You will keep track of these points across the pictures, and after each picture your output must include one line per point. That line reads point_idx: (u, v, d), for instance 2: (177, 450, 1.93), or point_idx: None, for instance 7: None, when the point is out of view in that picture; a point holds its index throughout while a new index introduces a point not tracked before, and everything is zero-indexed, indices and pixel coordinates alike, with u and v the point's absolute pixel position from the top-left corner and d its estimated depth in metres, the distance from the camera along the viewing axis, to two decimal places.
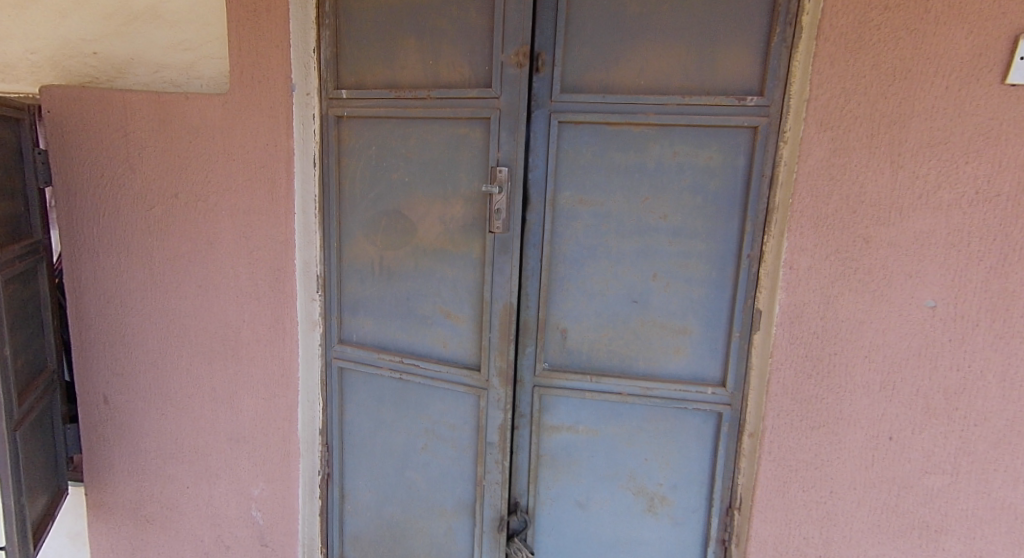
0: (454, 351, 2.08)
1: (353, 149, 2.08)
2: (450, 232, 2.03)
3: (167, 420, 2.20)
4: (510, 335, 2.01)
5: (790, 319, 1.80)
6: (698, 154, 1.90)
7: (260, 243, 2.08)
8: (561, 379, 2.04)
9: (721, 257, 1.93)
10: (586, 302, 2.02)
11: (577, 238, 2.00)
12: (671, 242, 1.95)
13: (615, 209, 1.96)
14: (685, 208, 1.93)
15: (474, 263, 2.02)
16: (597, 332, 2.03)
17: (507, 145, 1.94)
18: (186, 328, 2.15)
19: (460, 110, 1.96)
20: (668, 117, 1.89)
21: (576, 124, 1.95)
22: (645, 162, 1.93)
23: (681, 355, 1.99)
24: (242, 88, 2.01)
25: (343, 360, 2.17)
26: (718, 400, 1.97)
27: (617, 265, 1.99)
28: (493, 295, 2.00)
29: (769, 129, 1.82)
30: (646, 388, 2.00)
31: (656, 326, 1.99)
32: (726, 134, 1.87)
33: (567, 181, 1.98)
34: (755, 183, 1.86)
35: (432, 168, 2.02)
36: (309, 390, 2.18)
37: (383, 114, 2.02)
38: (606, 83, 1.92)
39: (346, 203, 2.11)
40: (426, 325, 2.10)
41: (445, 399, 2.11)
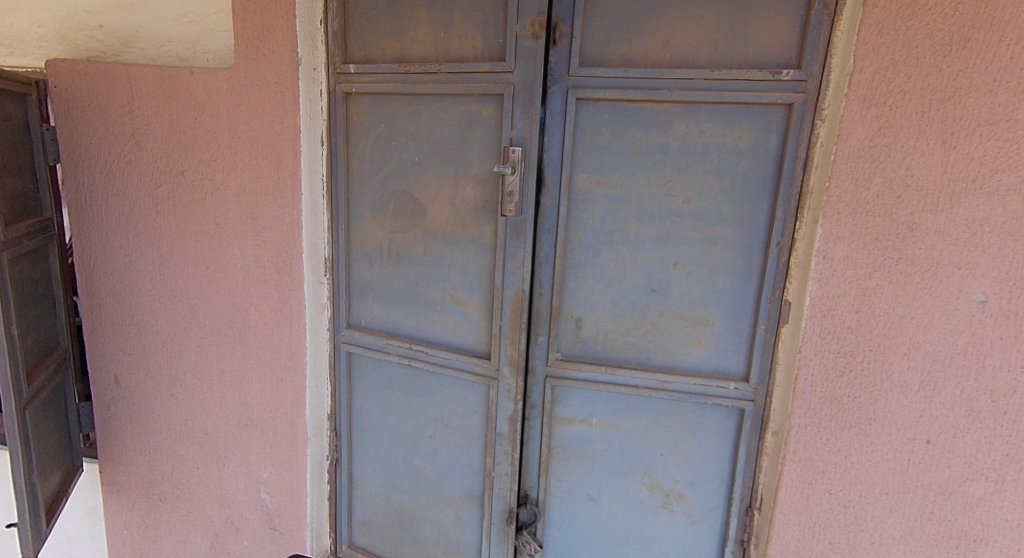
0: (463, 338, 2.00)
1: (362, 127, 2.00)
2: (461, 214, 1.94)
3: (176, 401, 2.18)
4: (522, 324, 1.91)
5: (822, 312, 1.66)
6: (725, 134, 1.77)
7: (266, 224, 2.03)
8: (575, 370, 1.96)
9: (748, 244, 1.81)
10: (602, 290, 1.92)
11: (594, 223, 1.89)
12: (694, 228, 1.83)
13: (635, 192, 1.85)
14: (710, 192, 1.81)
15: (485, 247, 1.93)
16: (613, 322, 1.93)
17: (521, 123, 1.83)
18: (194, 309, 2.12)
19: (472, 85, 1.85)
20: (694, 93, 1.76)
21: (596, 101, 1.82)
22: (669, 143, 1.81)
23: (702, 347, 1.88)
24: (247, 63, 1.94)
25: (352, 345, 2.13)
26: (741, 396, 1.86)
27: (636, 253, 1.88)
28: (505, 282, 1.91)
29: (805, 106, 1.69)
30: (663, 381, 1.91)
31: (676, 316, 1.89)
32: (758, 112, 1.74)
33: (584, 162, 1.87)
34: (788, 165, 1.73)
35: (442, 147, 1.93)
36: (317, 375, 2.15)
37: (392, 90, 1.93)
38: (628, 56, 1.79)
39: (354, 184, 2.04)
40: (436, 312, 2.02)
41: (454, 388, 2.04)
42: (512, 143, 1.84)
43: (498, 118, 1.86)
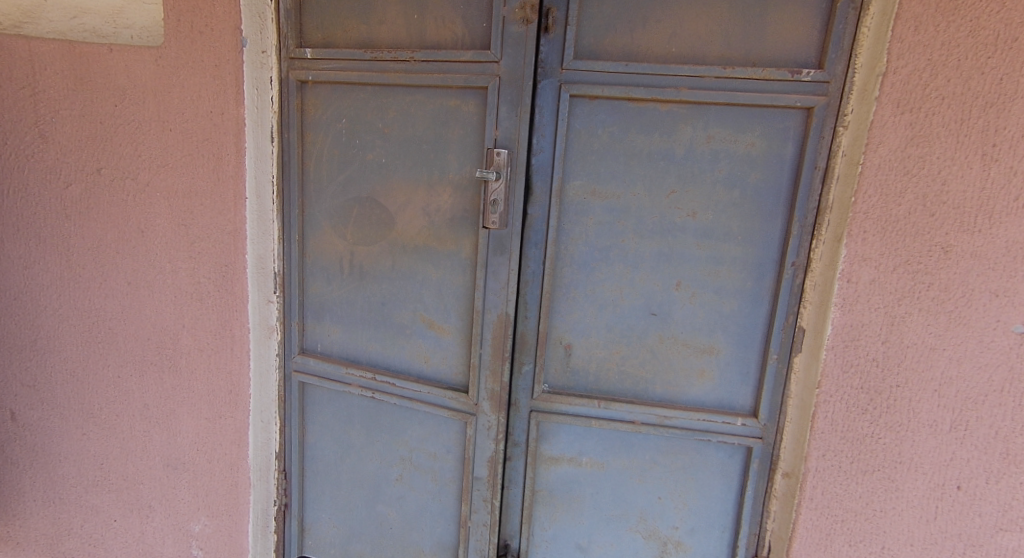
0: (436, 368, 1.75)
1: (320, 122, 1.72)
2: (435, 225, 1.69)
3: (88, 442, 1.83)
4: (504, 352, 1.68)
5: (844, 343, 1.49)
6: (736, 140, 1.58)
7: (202, 234, 1.72)
8: (563, 404, 1.73)
9: (760, 264, 1.61)
10: (595, 313, 1.70)
11: (587, 237, 1.67)
12: (699, 245, 1.63)
13: (635, 203, 1.64)
14: (718, 204, 1.61)
15: (464, 264, 1.68)
16: (607, 349, 1.71)
17: (507, 122, 1.59)
18: (112, 333, 1.78)
19: (450, 76, 1.60)
20: (704, 93, 1.56)
21: (592, 99, 1.60)
22: (672, 148, 1.61)
23: (706, 379, 1.68)
24: (181, 42, 1.64)
25: (305, 374, 1.85)
26: (749, 433, 1.66)
27: (634, 271, 1.67)
28: (486, 304, 1.67)
29: (826, 111, 1.50)
30: (663, 417, 1.69)
31: (678, 344, 1.68)
32: (773, 117, 1.55)
33: (577, 168, 1.64)
34: (806, 176, 1.54)
35: (413, 147, 1.67)
36: (263, 409, 1.86)
37: (356, 80, 1.66)
38: (630, 49, 1.58)
39: (310, 188, 1.76)
40: (405, 336, 1.77)
41: (425, 424, 1.78)
42: (496, 144, 1.60)
43: (481, 115, 1.61)
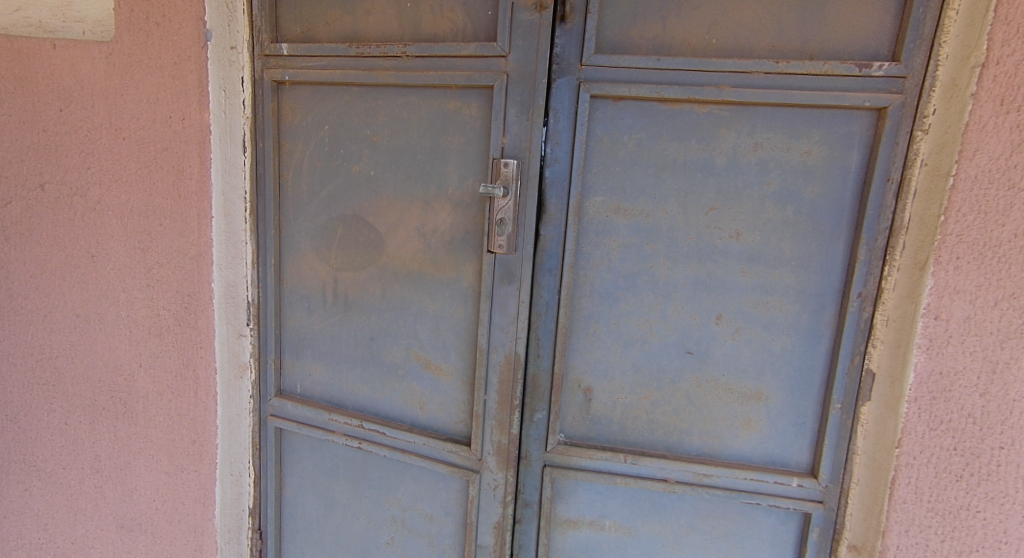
0: (433, 416, 1.49)
1: (299, 130, 1.49)
2: (431, 249, 1.44)
3: (33, 499, 1.55)
4: (513, 398, 1.42)
5: (931, 395, 1.24)
6: (790, 148, 1.33)
7: (161, 259, 1.49)
8: (582, 459, 1.46)
9: (817, 295, 1.36)
10: (620, 352, 1.45)
11: (610, 262, 1.42)
12: (744, 271, 1.38)
13: (666, 222, 1.39)
14: (767, 224, 1.36)
15: (465, 294, 1.43)
16: (634, 394, 1.46)
17: (517, 127, 1.34)
18: (60, 373, 1.52)
19: (449, 74, 1.36)
20: (752, 92, 1.30)
21: (617, 100, 1.36)
22: (713, 157, 1.36)
23: (752, 431, 1.43)
24: (135, 35, 1.41)
25: (282, 419, 1.60)
26: (806, 496, 1.39)
27: (666, 302, 1.42)
28: (491, 342, 1.41)
29: (901, 112, 1.25)
30: (702, 475, 1.43)
31: (719, 389, 1.43)
32: (834, 120, 1.30)
33: (599, 182, 1.39)
34: (875, 190, 1.28)
35: (406, 157, 1.43)
36: (233, 461, 1.61)
37: (340, 79, 1.42)
38: (662, 41, 1.34)
39: (288, 204, 1.52)
40: (396, 378, 1.51)
41: (419, 480, 1.52)
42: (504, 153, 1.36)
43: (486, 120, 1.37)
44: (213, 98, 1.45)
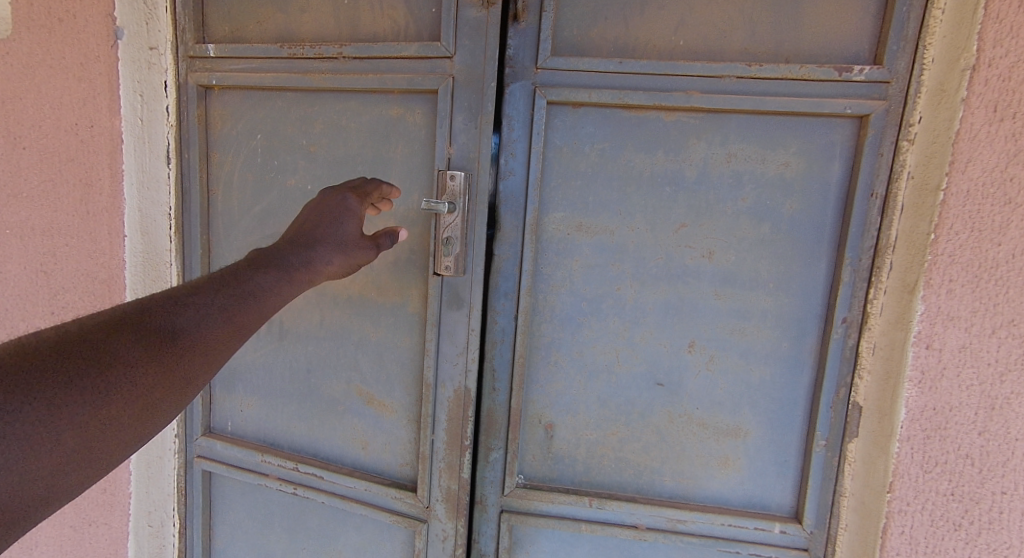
0: (376, 457, 1.34)
1: (230, 139, 1.33)
2: (374, 271, 1.30)
3: None
4: (464, 437, 1.27)
5: (925, 434, 1.14)
6: (765, 160, 1.22)
7: (66, 283, 1.36)
8: (544, 503, 1.31)
9: (798, 320, 1.24)
10: (584, 384, 1.31)
11: (571, 284, 1.28)
12: (717, 294, 1.26)
13: (633, 240, 1.26)
14: (742, 242, 1.24)
15: (412, 321, 1.29)
16: (600, 431, 1.32)
17: (465, 136, 1.21)
18: None
19: (391, 77, 1.22)
20: (723, 98, 1.19)
21: (576, 107, 1.23)
22: (683, 169, 1.24)
23: (730, 471, 1.29)
24: (36, 33, 1.30)
25: (210, 461, 1.43)
26: (790, 543, 1.27)
27: (634, 328, 1.28)
28: (439, 375, 1.27)
29: (885, 120, 1.14)
30: (676, 521, 1.29)
31: (693, 424, 1.29)
32: (812, 129, 1.20)
33: (558, 197, 1.27)
34: (859, 206, 1.17)
35: (345, 169, 1.28)
36: (151, 510, 1.45)
37: (271, 83, 1.28)
38: (624, 42, 1.22)
39: (218, 222, 1.36)
40: (337, 415, 1.36)
41: (362, 530, 1.36)
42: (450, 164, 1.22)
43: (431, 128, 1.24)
44: (127, 104, 1.30)
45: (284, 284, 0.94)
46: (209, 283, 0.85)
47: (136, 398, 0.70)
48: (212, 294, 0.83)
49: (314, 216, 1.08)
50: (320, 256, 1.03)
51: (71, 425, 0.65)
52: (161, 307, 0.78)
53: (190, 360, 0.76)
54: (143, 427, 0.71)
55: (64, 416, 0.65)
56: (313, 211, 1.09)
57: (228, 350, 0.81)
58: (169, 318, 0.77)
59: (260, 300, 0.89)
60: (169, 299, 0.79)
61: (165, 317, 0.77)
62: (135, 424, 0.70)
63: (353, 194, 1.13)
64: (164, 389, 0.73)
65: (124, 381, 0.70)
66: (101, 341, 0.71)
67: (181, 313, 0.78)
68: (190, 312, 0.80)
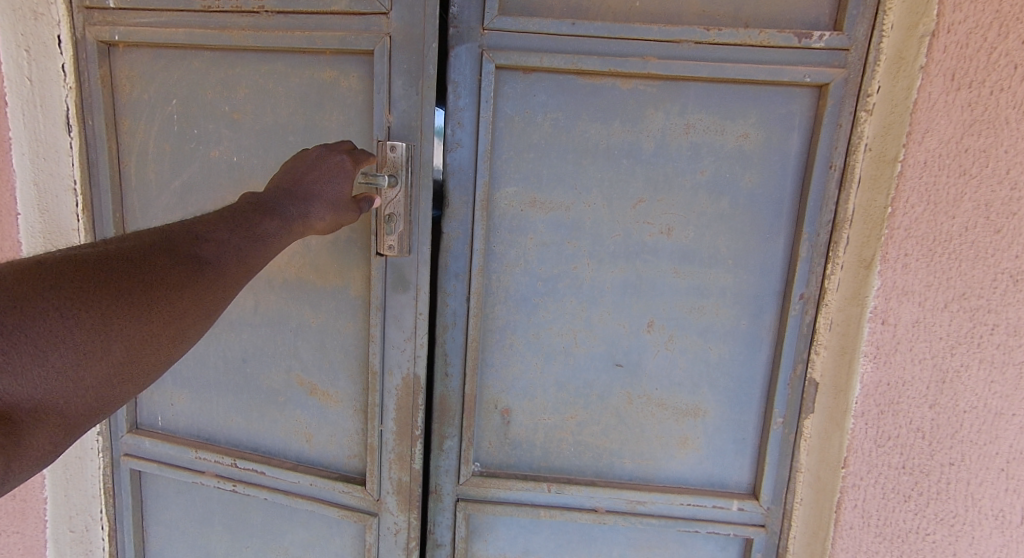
0: (322, 450, 1.26)
1: (141, 104, 1.21)
2: (313, 253, 1.20)
3: None
4: (416, 426, 1.20)
5: (879, 409, 1.12)
6: (724, 131, 1.17)
7: None
8: (501, 490, 1.27)
9: (757, 297, 1.22)
10: (541, 367, 1.25)
11: (526, 263, 1.22)
12: (676, 272, 1.22)
13: (589, 216, 1.20)
14: (700, 217, 1.20)
15: (356, 306, 1.20)
16: (557, 415, 1.27)
17: (405, 103, 1.11)
18: None
19: (320, 36, 1.11)
20: (681, 65, 1.13)
21: (527, 72, 1.17)
22: (641, 141, 1.19)
23: (688, 450, 1.28)
24: None
25: (139, 460, 1.32)
26: (747, 520, 1.27)
27: (591, 308, 1.23)
28: (386, 363, 1.19)
29: (845, 89, 1.11)
30: (635, 503, 1.26)
31: (651, 405, 1.26)
32: (771, 99, 1.16)
33: (511, 169, 1.20)
34: (817, 178, 1.14)
35: (278, 138, 1.18)
36: (71, 516, 1.34)
37: (184, 41, 1.15)
38: (577, 3, 1.14)
39: (133, 198, 1.25)
40: (278, 406, 1.26)
41: (310, 526, 1.29)
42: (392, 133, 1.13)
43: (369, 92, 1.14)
44: (8, 59, 1.17)
45: (290, 233, 0.95)
46: (229, 217, 0.88)
47: (175, 317, 0.76)
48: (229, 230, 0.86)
49: (308, 170, 1.00)
50: (318, 212, 0.99)
51: (119, 335, 0.71)
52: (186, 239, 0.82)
53: (218, 289, 0.81)
54: (175, 348, 0.77)
55: (116, 327, 0.71)
56: (302, 163, 1.01)
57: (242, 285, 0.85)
58: (195, 250, 0.81)
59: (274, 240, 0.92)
60: (193, 232, 0.84)
61: (193, 248, 0.81)
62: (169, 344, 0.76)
63: (349, 157, 1.04)
64: (196, 313, 0.78)
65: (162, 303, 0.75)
66: (141, 263, 0.76)
67: (206, 246, 0.83)
68: (212, 245, 0.83)
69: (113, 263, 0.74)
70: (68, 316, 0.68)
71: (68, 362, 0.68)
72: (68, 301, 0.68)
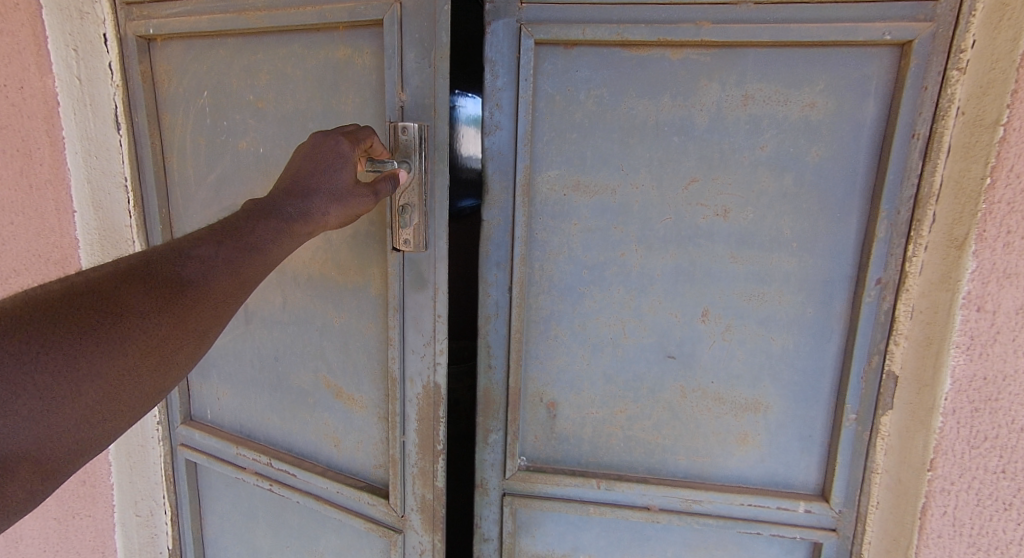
0: (349, 457, 1.24)
1: (178, 98, 1.22)
2: (335, 250, 1.18)
3: None
4: (437, 442, 1.14)
5: (974, 406, 1.01)
6: (787, 101, 1.07)
7: (19, 263, 1.30)
8: (548, 486, 1.24)
9: (825, 283, 1.11)
10: (587, 359, 1.21)
11: (570, 251, 1.18)
12: (733, 258, 1.13)
13: (637, 200, 1.14)
14: (761, 197, 1.10)
15: (375, 307, 1.16)
16: (606, 408, 1.23)
17: (417, 77, 1.03)
18: None
19: (330, 9, 1.06)
20: (739, 30, 1.03)
21: (569, 47, 1.10)
22: (693, 116, 1.10)
23: (749, 448, 1.19)
24: None
25: (192, 451, 1.36)
26: (816, 523, 1.17)
27: (640, 297, 1.17)
28: (406, 372, 1.14)
29: (932, 46, 0.98)
30: (691, 502, 1.20)
31: (707, 399, 1.19)
32: (842, 62, 1.04)
33: (552, 152, 1.15)
34: (898, 149, 1.02)
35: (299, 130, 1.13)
36: (138, 500, 1.41)
37: (207, 28, 1.14)
38: None
39: (176, 193, 1.27)
40: (308, 408, 1.26)
41: (341, 534, 1.27)
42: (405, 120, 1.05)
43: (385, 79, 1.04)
44: (59, 60, 1.21)
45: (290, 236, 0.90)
46: (213, 231, 0.84)
47: (154, 347, 0.73)
48: (212, 246, 0.81)
49: (303, 162, 0.94)
50: (317, 206, 0.93)
51: (89, 372, 0.68)
52: (168, 258, 0.78)
53: (200, 310, 0.78)
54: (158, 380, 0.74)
55: (83, 368, 0.68)
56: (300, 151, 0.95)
57: (232, 302, 0.81)
58: (175, 271, 0.77)
59: (267, 250, 0.87)
60: (176, 249, 0.79)
61: (175, 268, 0.77)
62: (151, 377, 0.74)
63: (346, 136, 0.98)
64: (178, 342, 0.76)
65: (135, 336, 0.72)
66: (112, 293, 0.72)
67: (189, 263, 0.79)
68: (195, 262, 0.79)
69: (79, 297, 0.70)
70: (25, 361, 0.64)
71: (36, 408, 0.65)
72: (25, 346, 0.65)
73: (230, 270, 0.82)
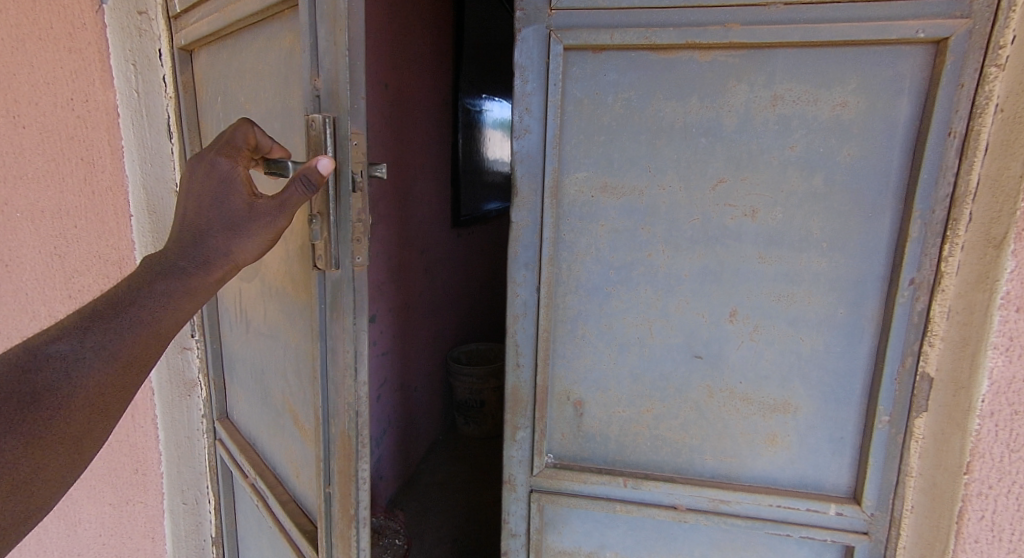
0: (302, 490, 1.18)
1: (208, 106, 1.29)
2: (290, 264, 1.13)
3: None
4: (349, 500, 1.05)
5: (1013, 409, 1.00)
6: (817, 101, 1.07)
7: (82, 265, 1.37)
8: (575, 483, 1.26)
9: (856, 283, 1.10)
10: (614, 358, 1.22)
11: (597, 251, 1.19)
12: (762, 258, 1.13)
13: (664, 201, 1.15)
14: (790, 198, 1.10)
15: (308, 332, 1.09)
16: (633, 407, 1.24)
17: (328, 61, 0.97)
18: None
19: None
20: (769, 31, 1.04)
21: (597, 52, 1.12)
22: (721, 117, 1.10)
23: (778, 449, 1.19)
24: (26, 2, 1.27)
25: (224, 447, 1.42)
26: (848, 526, 1.16)
27: (667, 297, 1.18)
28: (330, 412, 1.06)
29: (969, 43, 0.97)
30: (719, 502, 1.21)
31: (735, 399, 1.19)
32: (874, 60, 1.03)
33: (580, 154, 1.16)
34: (933, 148, 1.01)
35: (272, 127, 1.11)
36: (185, 488, 1.49)
37: (207, 31, 1.19)
38: None
39: None
40: (280, 428, 1.23)
41: None
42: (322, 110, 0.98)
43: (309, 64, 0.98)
44: (119, 73, 1.29)
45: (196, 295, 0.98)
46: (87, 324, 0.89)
47: (32, 463, 0.80)
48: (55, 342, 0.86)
49: (201, 203, 0.99)
50: (216, 248, 0.98)
51: None
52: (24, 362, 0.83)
53: (65, 414, 0.84)
54: (49, 491, 0.82)
55: None
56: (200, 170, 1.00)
57: (114, 392, 0.89)
58: (28, 379, 0.82)
59: (151, 322, 0.93)
60: (28, 351, 0.84)
61: (26, 374, 0.82)
62: (40, 491, 0.81)
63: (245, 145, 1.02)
64: (53, 452, 0.82)
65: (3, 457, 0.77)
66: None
67: (49, 363, 0.84)
68: (57, 362, 0.85)
69: None
70: None
71: None
72: None
73: (103, 361, 0.88)
